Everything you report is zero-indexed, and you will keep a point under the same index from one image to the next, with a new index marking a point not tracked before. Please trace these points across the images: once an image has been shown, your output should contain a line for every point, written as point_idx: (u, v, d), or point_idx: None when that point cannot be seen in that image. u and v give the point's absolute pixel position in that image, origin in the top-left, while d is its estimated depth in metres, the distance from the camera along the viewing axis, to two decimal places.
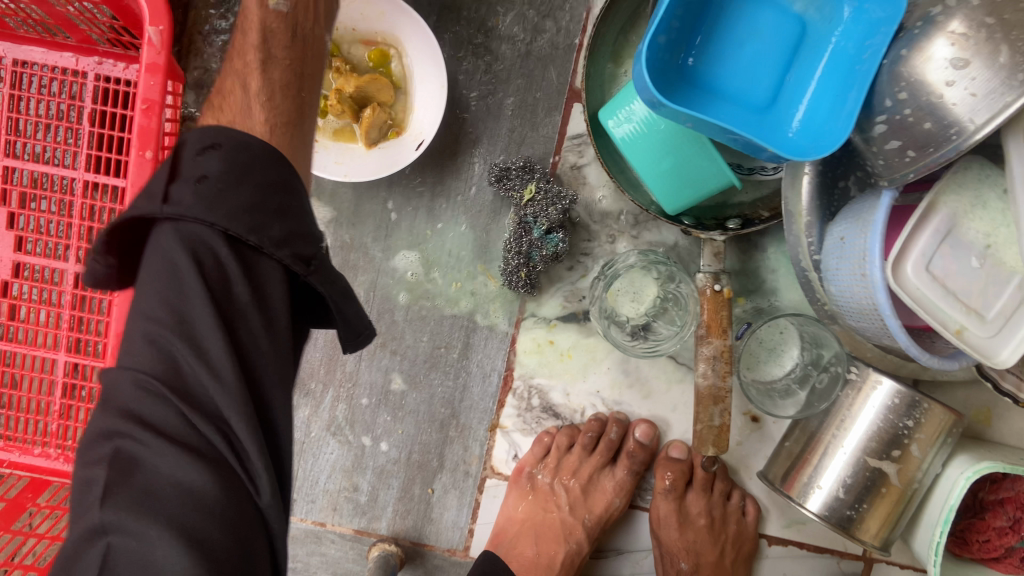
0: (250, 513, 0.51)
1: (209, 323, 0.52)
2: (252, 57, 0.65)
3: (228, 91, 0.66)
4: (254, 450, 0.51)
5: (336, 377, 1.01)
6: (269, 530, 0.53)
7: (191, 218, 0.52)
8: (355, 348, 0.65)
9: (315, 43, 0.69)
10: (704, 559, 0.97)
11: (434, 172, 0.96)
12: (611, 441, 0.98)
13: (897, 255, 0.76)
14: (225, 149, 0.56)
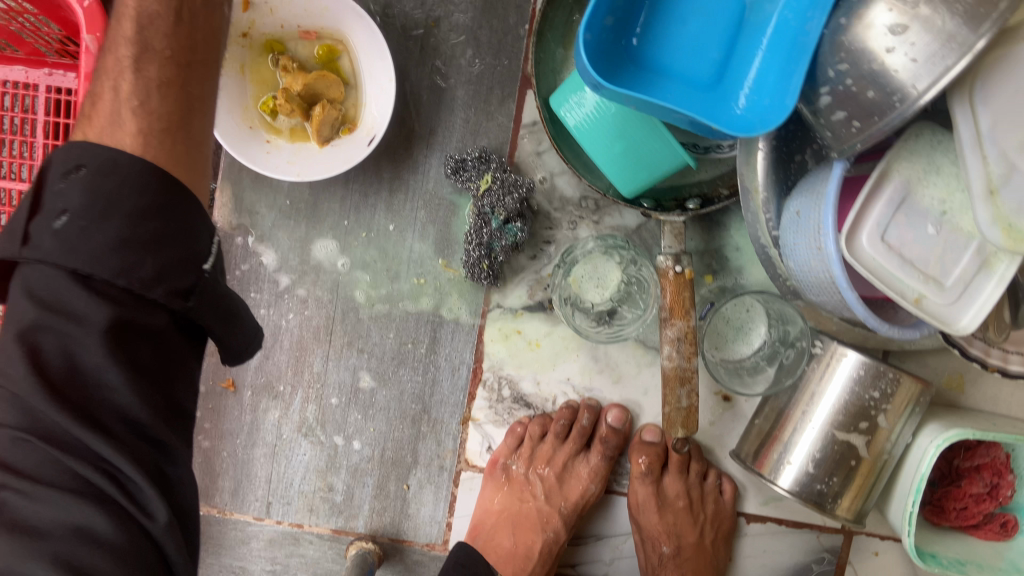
0: (139, 543, 0.55)
1: (96, 360, 0.52)
2: (125, 52, 0.58)
3: (98, 95, 0.59)
4: (140, 486, 0.54)
5: (304, 378, 1.00)
6: (164, 553, 0.57)
7: (50, 262, 0.52)
8: (240, 361, 0.66)
9: (207, 25, 0.61)
10: (684, 540, 0.97)
11: (390, 167, 0.95)
12: (584, 429, 0.97)
13: (852, 226, 0.75)
14: (90, 172, 0.54)
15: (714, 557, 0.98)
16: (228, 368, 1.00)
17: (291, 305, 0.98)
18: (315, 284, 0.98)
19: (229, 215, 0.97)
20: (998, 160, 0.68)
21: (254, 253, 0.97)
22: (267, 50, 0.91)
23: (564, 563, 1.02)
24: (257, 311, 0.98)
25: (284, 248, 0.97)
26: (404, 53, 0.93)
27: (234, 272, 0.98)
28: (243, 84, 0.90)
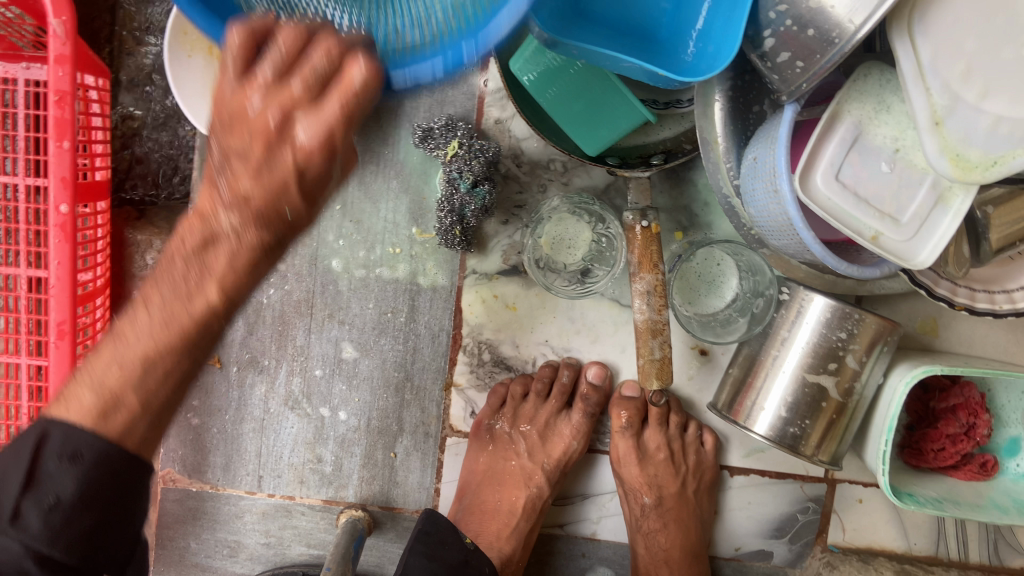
0: None
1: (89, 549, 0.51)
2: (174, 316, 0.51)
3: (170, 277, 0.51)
4: None
5: (288, 351, 1.02)
6: None
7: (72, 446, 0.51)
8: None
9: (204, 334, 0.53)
10: (666, 490, 0.98)
11: (360, 140, 0.97)
12: (564, 387, 0.99)
13: (806, 167, 0.75)
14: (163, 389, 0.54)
15: (697, 508, 1.00)
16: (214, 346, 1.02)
17: (271, 280, 1.01)
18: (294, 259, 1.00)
19: (205, 195, 0.99)
20: (942, 90, 0.68)
21: None
22: None
23: (552, 524, 1.05)
24: None
25: None
26: None
27: None
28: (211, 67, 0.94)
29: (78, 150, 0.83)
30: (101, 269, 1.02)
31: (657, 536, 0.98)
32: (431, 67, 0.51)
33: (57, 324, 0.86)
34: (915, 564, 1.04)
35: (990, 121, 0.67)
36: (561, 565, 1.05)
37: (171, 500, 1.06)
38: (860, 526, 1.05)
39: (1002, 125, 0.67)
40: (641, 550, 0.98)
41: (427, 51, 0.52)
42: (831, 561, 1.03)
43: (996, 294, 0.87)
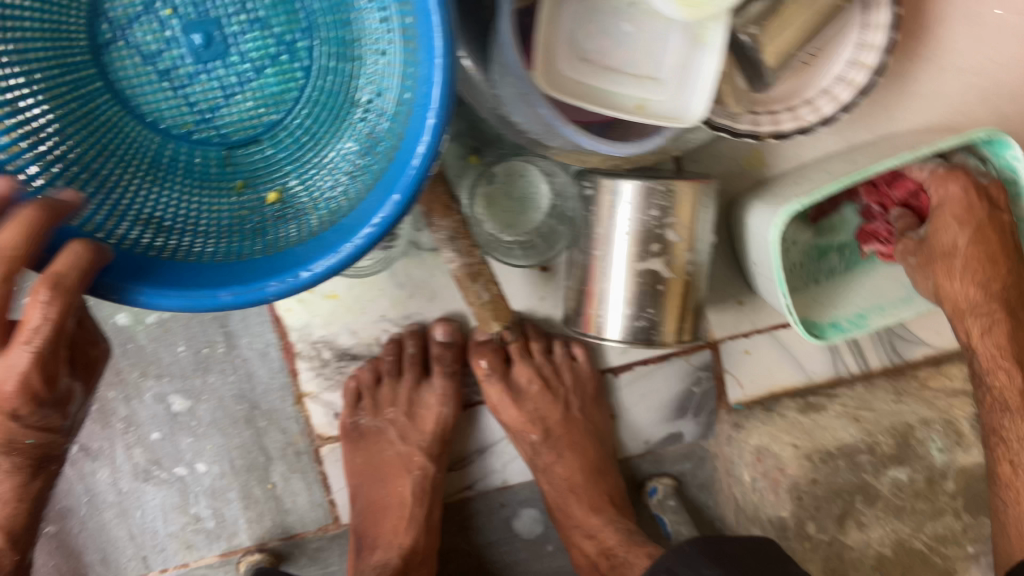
0: None
1: None
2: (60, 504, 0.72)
3: None
4: None
5: (115, 427, 0.92)
6: None
7: None
8: None
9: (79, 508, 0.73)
10: (550, 420, 0.95)
11: None
12: (412, 356, 0.93)
13: (542, 54, 0.66)
14: None
15: (590, 423, 0.98)
16: None
17: None
18: None
19: None
20: None
21: None
22: None
23: (457, 491, 1.00)
24: None
25: None
26: None
27: None
28: None
29: None
30: None
31: (555, 468, 0.95)
32: (182, 299, 0.59)
33: None
34: (818, 393, 1.02)
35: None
36: (481, 523, 1.01)
37: None
38: (755, 376, 1.01)
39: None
40: (546, 486, 0.96)
41: (170, 276, 0.62)
42: (738, 421, 1.00)
43: (797, 107, 0.80)
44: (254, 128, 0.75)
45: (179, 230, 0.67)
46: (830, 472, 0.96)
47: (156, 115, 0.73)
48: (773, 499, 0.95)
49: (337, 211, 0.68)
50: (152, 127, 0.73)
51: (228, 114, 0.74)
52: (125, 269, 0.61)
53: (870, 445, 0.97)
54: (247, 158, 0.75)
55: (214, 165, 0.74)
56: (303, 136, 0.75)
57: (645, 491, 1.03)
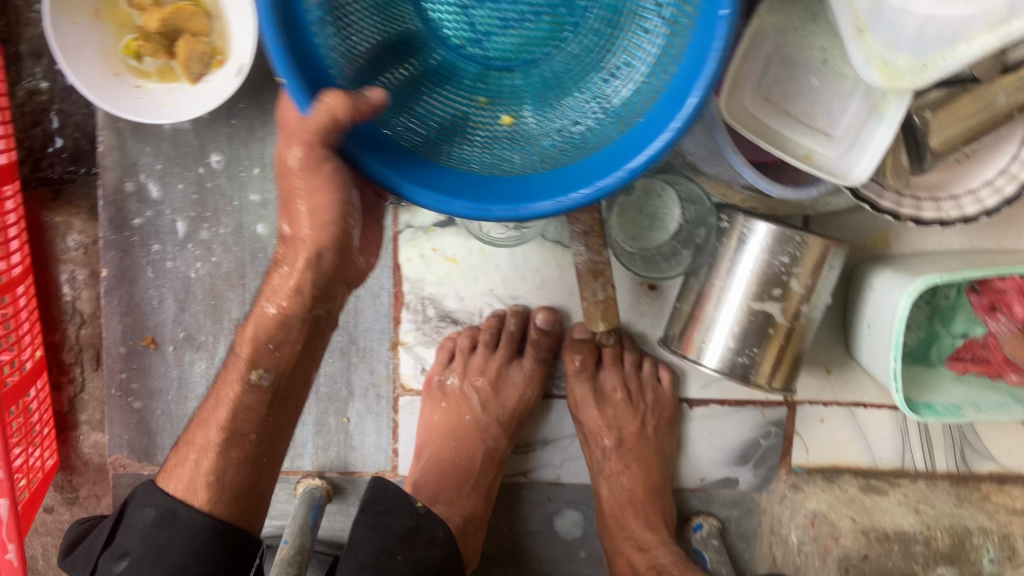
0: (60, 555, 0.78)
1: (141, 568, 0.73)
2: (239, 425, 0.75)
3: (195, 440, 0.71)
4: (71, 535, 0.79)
5: (224, 325, 0.98)
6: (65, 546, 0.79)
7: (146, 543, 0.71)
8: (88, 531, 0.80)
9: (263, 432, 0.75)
10: (626, 431, 0.97)
11: (271, 97, 0.91)
12: (512, 334, 0.97)
13: (730, 85, 0.72)
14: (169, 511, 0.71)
15: (659, 446, 0.99)
16: (147, 327, 0.98)
17: (196, 253, 0.96)
18: (218, 228, 0.95)
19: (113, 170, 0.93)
20: None
21: (150, 205, 0.94)
22: None
23: (514, 473, 1.03)
24: (164, 264, 0.96)
25: (179, 198, 0.94)
26: None
27: (133, 227, 0.95)
28: (97, 30, 0.87)
29: None
30: (18, 258, 0.98)
31: (621, 478, 0.97)
32: (427, 199, 0.59)
33: None
34: (880, 478, 1.04)
35: (916, 24, 0.64)
36: (527, 512, 1.04)
37: (123, 486, 1.02)
38: (823, 445, 1.03)
39: (930, 27, 0.64)
40: (604, 492, 0.98)
41: (424, 176, 0.61)
42: (797, 483, 1.03)
43: (943, 201, 0.83)
44: (513, 57, 0.74)
45: (427, 130, 0.68)
46: (882, 554, 1.00)
47: (439, 25, 0.73)
48: (819, 564, 1.01)
49: (555, 153, 0.67)
50: (435, 35, 0.73)
51: (498, 41, 0.73)
52: (381, 152, 0.62)
53: (928, 538, 1.00)
54: (498, 85, 0.74)
55: (468, 77, 0.74)
56: (554, 80, 0.73)
57: (689, 526, 1.05)
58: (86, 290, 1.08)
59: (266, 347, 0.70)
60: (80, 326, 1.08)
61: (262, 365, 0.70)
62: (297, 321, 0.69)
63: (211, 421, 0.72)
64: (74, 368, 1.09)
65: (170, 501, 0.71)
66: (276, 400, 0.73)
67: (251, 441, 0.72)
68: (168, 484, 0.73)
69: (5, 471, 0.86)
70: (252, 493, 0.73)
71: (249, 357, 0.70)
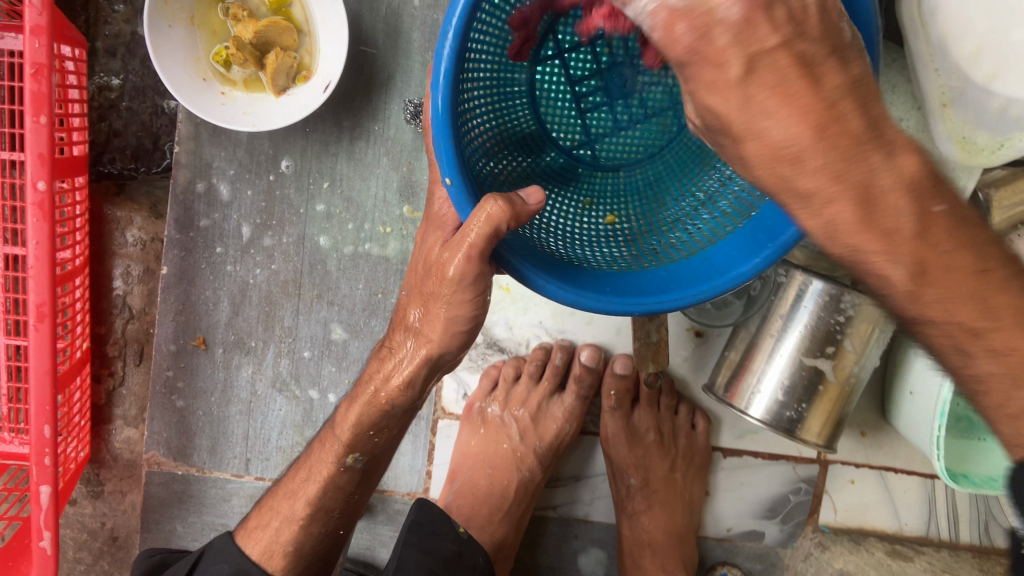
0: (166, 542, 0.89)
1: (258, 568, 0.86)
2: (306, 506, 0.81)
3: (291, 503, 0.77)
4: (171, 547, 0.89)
5: (275, 333, 0.99)
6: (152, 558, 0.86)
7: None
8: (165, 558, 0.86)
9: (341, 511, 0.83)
10: (653, 473, 0.99)
11: (349, 115, 0.94)
12: (557, 368, 0.97)
13: None
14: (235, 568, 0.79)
15: (686, 491, 1.00)
16: (199, 327, 0.99)
17: (257, 259, 0.97)
18: (281, 236, 0.97)
19: (184, 170, 0.95)
20: (953, 73, 0.70)
21: (218, 209, 0.96)
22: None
23: (544, 506, 1.03)
24: (223, 267, 0.98)
25: (247, 203, 0.96)
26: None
27: (198, 227, 0.97)
28: (191, 35, 0.89)
29: (54, 125, 0.78)
30: (80, 248, 0.99)
31: (642, 518, 0.98)
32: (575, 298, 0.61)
33: (33, 310, 0.82)
34: (906, 544, 1.04)
35: (999, 104, 0.68)
36: (552, 546, 1.03)
37: (156, 483, 1.03)
38: (851, 506, 1.04)
39: (1011, 108, 0.68)
40: (625, 530, 0.99)
41: (574, 279, 0.62)
42: (823, 541, 1.03)
43: None
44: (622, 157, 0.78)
45: (559, 235, 0.70)
46: None
47: (554, 132, 0.77)
48: None
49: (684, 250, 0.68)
50: (550, 141, 0.77)
51: (608, 142, 0.78)
52: (537, 258, 0.62)
53: None
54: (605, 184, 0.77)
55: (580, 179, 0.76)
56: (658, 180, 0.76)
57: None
58: (139, 286, 1.10)
59: (366, 435, 0.74)
60: (127, 320, 1.09)
61: (358, 451, 0.75)
62: (399, 411, 0.71)
63: (297, 495, 0.80)
64: (115, 362, 1.10)
65: (244, 562, 0.80)
66: (362, 477, 0.79)
67: (333, 516, 0.81)
68: (246, 542, 0.82)
69: (51, 460, 0.85)
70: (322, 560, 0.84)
71: (346, 443, 0.75)
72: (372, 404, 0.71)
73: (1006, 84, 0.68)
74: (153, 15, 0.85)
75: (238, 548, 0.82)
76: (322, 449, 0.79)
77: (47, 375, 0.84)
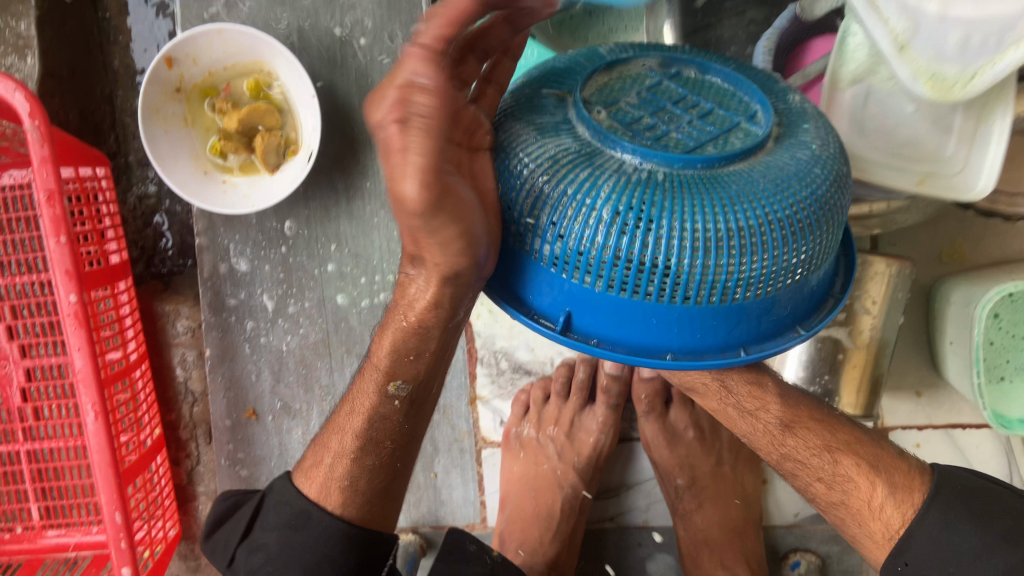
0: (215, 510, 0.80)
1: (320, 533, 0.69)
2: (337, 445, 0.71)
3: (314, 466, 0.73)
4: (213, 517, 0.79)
5: (316, 393, 1.05)
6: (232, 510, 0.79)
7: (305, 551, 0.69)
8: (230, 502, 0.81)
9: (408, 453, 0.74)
10: (699, 470, 0.96)
11: (340, 175, 0.99)
12: (582, 382, 0.99)
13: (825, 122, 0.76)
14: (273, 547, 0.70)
15: (737, 483, 0.98)
16: (247, 400, 1.06)
17: (286, 327, 1.04)
18: (304, 301, 1.03)
19: (206, 257, 1.02)
20: None
21: (243, 286, 1.03)
22: (202, 97, 0.97)
23: (600, 519, 1.04)
24: (259, 340, 1.05)
25: (267, 277, 1.02)
26: (327, 70, 0.97)
27: (229, 307, 1.04)
28: (186, 135, 0.96)
29: (74, 244, 0.87)
30: (133, 345, 1.08)
31: (694, 517, 0.96)
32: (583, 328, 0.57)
33: (88, 411, 0.91)
34: None
35: (958, 37, 0.62)
36: (616, 557, 1.04)
37: None
38: None
39: (974, 38, 0.62)
40: (682, 530, 0.98)
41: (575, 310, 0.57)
42: None
43: None
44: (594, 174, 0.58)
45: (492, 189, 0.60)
46: None
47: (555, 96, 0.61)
48: None
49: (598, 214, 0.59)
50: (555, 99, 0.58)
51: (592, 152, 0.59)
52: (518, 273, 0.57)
53: None
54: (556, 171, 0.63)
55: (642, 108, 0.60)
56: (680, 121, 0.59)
57: (787, 565, 1.01)
58: (196, 370, 1.18)
59: (405, 360, 0.65)
60: (192, 404, 1.18)
61: (400, 377, 0.66)
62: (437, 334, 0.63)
63: (347, 428, 0.71)
64: (189, 443, 1.19)
65: (304, 503, 0.71)
66: (412, 409, 0.70)
67: (387, 451, 0.71)
68: (302, 485, 0.73)
69: (127, 543, 0.94)
70: (386, 496, 0.73)
71: (386, 370, 0.67)
72: (401, 330, 0.62)
73: (963, 11, 0.61)
74: (147, 124, 0.92)
75: (297, 491, 0.72)
76: (363, 379, 0.70)
77: (109, 466, 0.93)
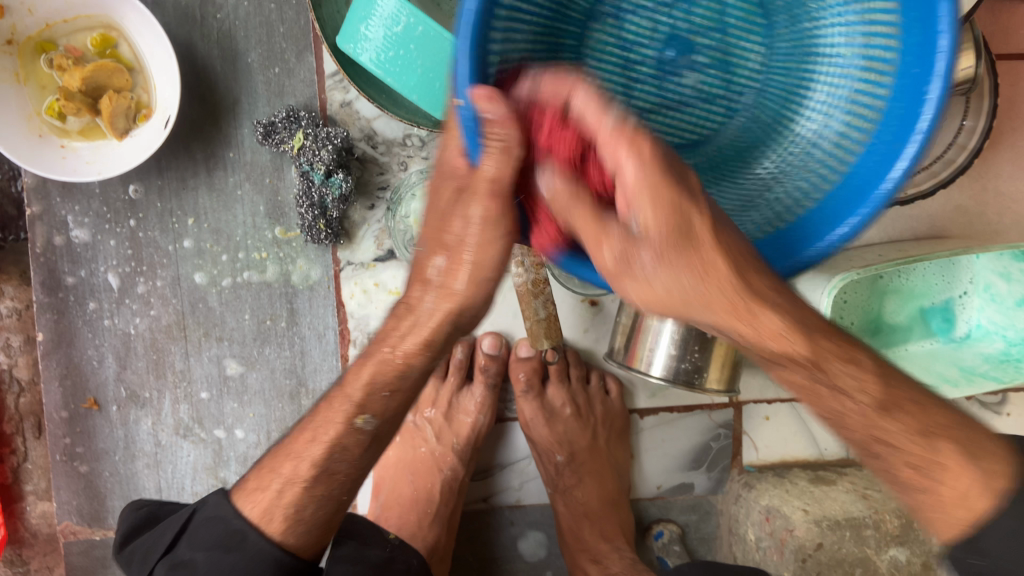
0: (126, 513, 0.79)
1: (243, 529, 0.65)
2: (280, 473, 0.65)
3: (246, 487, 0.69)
4: (122, 525, 0.77)
5: (168, 380, 0.97)
6: (138, 508, 0.79)
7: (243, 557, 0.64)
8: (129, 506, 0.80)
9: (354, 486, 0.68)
10: (578, 446, 0.98)
11: (199, 144, 0.92)
12: (460, 362, 0.97)
13: None
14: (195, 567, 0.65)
15: (613, 458, 1.00)
16: (88, 389, 0.97)
17: (134, 308, 0.95)
18: (154, 280, 0.94)
19: (39, 227, 0.92)
20: None
21: (83, 263, 0.93)
22: (37, 52, 0.86)
23: (473, 500, 1.03)
24: (101, 322, 0.95)
25: (112, 252, 0.93)
26: (184, 28, 0.89)
27: (67, 286, 0.94)
28: (17, 92, 0.85)
29: None
30: None
31: (575, 492, 0.97)
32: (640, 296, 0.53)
33: None
34: (829, 469, 1.06)
35: None
36: (488, 538, 1.04)
37: (75, 553, 1.00)
38: (770, 442, 1.06)
39: None
40: (561, 508, 0.98)
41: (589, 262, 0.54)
42: (749, 481, 1.04)
43: None
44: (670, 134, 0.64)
45: None
46: (836, 541, 0.93)
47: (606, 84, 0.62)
48: (778, 559, 0.95)
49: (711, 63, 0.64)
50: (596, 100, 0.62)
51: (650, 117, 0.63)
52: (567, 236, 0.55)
53: (877, 521, 0.94)
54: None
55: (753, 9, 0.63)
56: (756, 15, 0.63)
57: (650, 535, 1.06)
58: (22, 356, 1.05)
59: (381, 395, 0.62)
60: (18, 394, 1.05)
61: (371, 411, 0.63)
62: (417, 371, 0.61)
63: (302, 455, 0.65)
64: (15, 438, 1.05)
65: (242, 523, 0.66)
66: (374, 443, 0.66)
67: (339, 481, 0.65)
68: (244, 505, 0.66)
69: None
70: (326, 530, 0.67)
71: (359, 402, 0.63)
72: (386, 364, 0.60)
73: None
74: None
75: (235, 507, 0.67)
76: (329, 407, 0.65)
77: None
